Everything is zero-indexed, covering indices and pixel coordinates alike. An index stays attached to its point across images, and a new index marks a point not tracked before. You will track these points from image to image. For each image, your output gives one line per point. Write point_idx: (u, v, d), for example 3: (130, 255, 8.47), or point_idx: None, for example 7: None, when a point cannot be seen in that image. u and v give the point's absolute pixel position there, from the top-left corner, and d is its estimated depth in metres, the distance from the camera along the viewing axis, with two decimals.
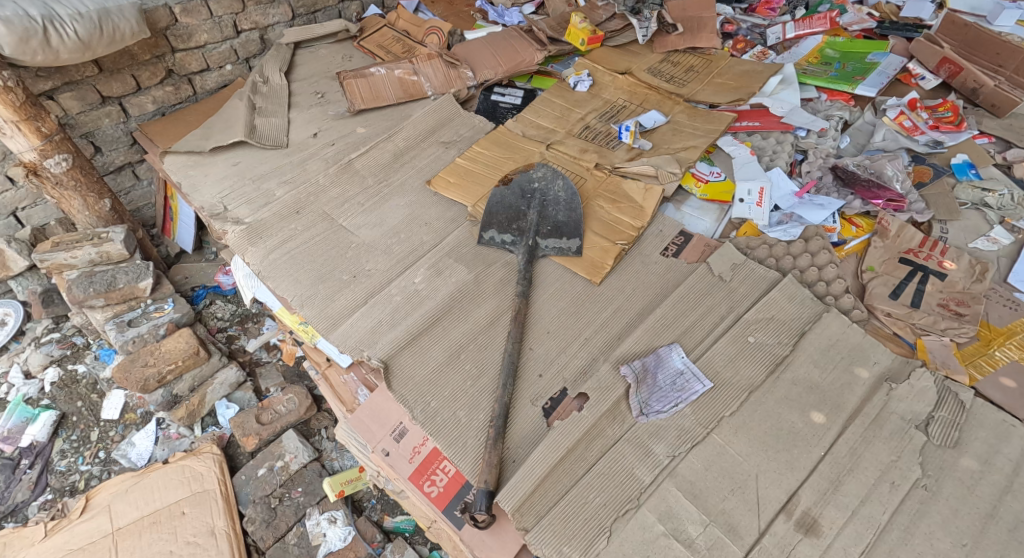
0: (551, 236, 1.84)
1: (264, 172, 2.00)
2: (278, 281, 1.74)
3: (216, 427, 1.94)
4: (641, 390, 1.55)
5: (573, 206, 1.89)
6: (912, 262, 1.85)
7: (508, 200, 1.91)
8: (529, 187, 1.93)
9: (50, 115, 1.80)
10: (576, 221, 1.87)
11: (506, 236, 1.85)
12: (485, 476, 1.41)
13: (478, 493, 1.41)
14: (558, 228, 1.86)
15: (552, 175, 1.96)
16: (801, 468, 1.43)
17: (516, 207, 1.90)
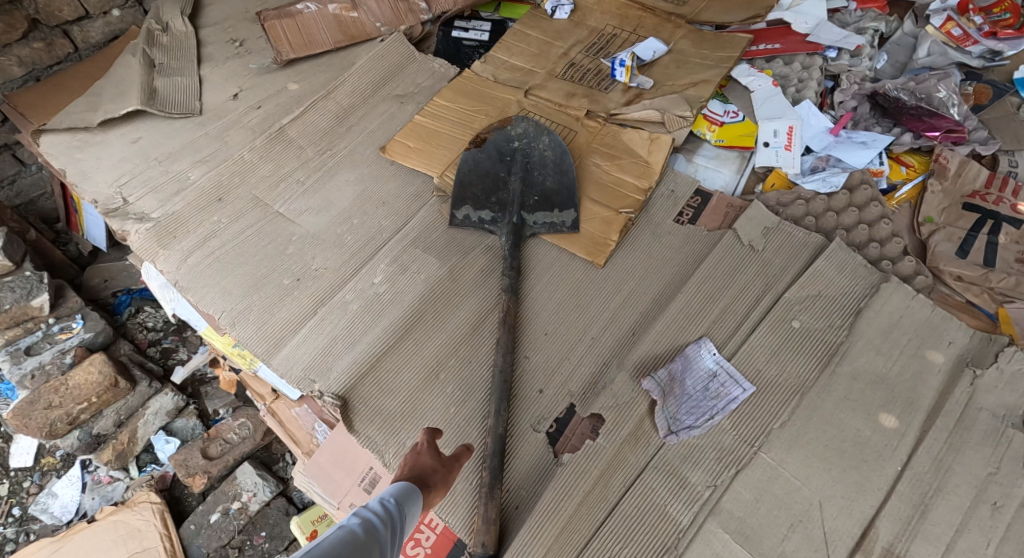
0: (539, 206, 1.49)
1: (171, 150, 1.59)
2: (201, 292, 1.35)
3: (156, 465, 1.61)
4: (668, 403, 1.25)
5: (563, 169, 1.52)
6: (979, 208, 1.51)
7: (483, 166, 1.53)
8: (507, 150, 1.55)
9: None
10: (571, 185, 1.51)
11: (482, 213, 1.48)
12: (483, 535, 1.11)
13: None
14: (545, 197, 1.50)
15: (536, 131, 1.56)
16: (874, 491, 1.15)
17: (492, 174, 1.52)
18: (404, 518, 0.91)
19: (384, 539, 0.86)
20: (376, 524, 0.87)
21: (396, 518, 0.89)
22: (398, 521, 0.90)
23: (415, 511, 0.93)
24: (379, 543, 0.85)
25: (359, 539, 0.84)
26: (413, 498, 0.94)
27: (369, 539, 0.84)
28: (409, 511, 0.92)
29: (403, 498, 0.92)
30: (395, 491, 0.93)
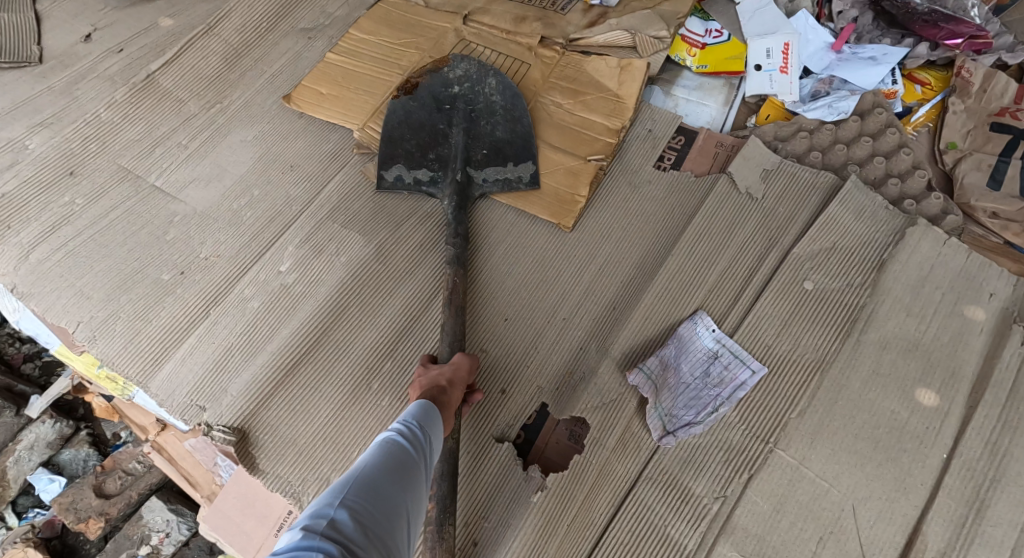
0: (487, 159, 1.19)
1: (1, 112, 1.23)
2: (49, 299, 1.07)
3: (40, 511, 1.33)
4: (661, 398, 1.01)
5: (515, 116, 1.22)
6: (1011, 130, 1.26)
7: (408, 124, 1.20)
8: (444, 100, 1.22)
9: None
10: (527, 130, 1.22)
11: (413, 178, 1.18)
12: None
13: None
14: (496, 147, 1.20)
15: (481, 72, 1.25)
16: (917, 488, 0.93)
17: (426, 127, 1.20)
18: (431, 436, 0.81)
19: (416, 459, 0.77)
20: (403, 445, 0.77)
21: (423, 436, 0.79)
22: (428, 440, 0.80)
23: (440, 425, 0.84)
24: (412, 463, 0.76)
25: (391, 463, 0.74)
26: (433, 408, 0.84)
27: (403, 457, 0.76)
28: (437, 429, 0.83)
29: (424, 412, 0.82)
30: (414, 409, 0.83)
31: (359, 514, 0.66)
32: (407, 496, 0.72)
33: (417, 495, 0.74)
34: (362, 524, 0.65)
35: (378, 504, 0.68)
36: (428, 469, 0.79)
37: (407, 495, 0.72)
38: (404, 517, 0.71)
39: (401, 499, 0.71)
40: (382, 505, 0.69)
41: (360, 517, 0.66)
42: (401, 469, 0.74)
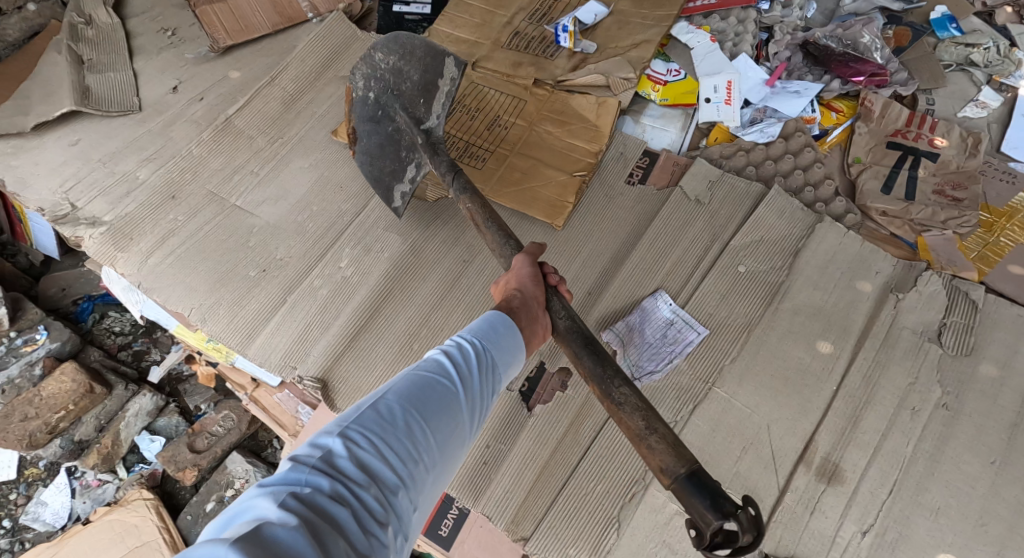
0: (427, 103, 1.45)
1: (114, 150, 1.57)
2: (167, 292, 1.41)
3: (144, 464, 1.68)
4: (629, 352, 1.37)
5: (411, 59, 1.44)
6: (901, 146, 1.61)
7: (375, 142, 1.48)
8: (372, 109, 1.47)
9: None
10: (424, 45, 1.43)
11: (407, 181, 1.46)
12: (659, 458, 0.92)
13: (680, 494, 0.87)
14: (423, 89, 1.44)
15: (371, 64, 1.46)
16: (814, 410, 1.28)
17: (378, 127, 1.47)
18: (450, 370, 0.90)
19: (430, 390, 0.86)
20: (417, 381, 0.86)
21: (440, 371, 0.89)
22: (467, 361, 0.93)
23: (514, 326, 1.01)
24: (424, 395, 0.85)
25: (403, 396, 0.83)
26: (508, 315, 1.03)
27: (436, 377, 0.88)
28: (494, 342, 0.96)
29: (486, 326, 0.99)
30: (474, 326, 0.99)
31: (363, 429, 0.78)
32: (428, 412, 0.84)
33: (446, 411, 0.85)
34: (366, 439, 0.77)
35: (385, 421, 0.80)
36: (452, 397, 0.88)
37: (418, 423, 0.82)
38: (420, 433, 0.82)
39: (415, 416, 0.82)
40: (390, 427, 0.79)
41: (363, 433, 0.78)
42: (412, 401, 0.84)
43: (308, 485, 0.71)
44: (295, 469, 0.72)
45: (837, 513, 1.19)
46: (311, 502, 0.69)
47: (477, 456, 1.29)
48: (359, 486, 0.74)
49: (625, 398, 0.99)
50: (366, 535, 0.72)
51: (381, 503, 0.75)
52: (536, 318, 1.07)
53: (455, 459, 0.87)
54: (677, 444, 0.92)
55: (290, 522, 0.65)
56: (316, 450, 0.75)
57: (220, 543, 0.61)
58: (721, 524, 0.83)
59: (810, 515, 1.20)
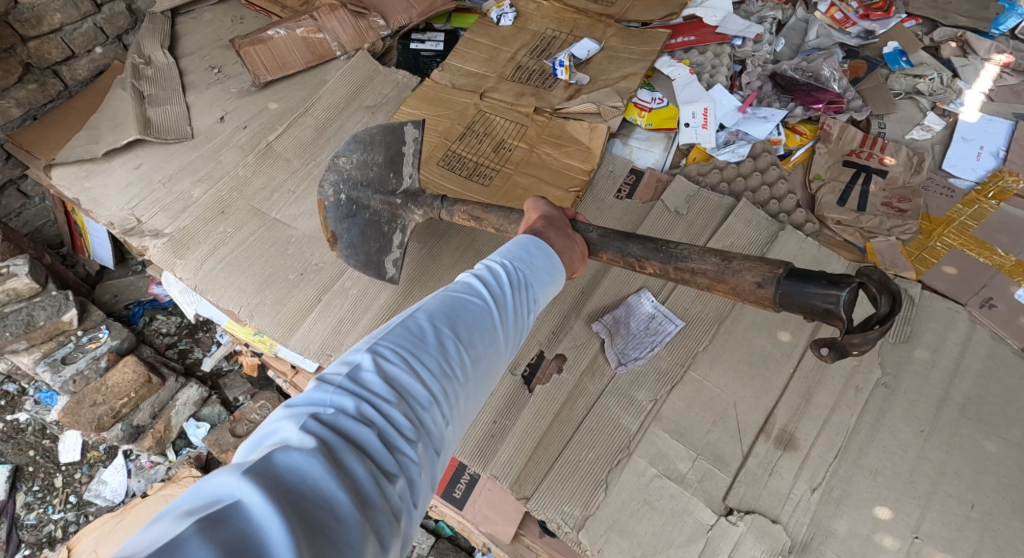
0: (397, 175, 1.63)
1: (173, 172, 1.84)
2: (219, 293, 1.65)
3: (191, 448, 1.92)
4: (616, 341, 1.59)
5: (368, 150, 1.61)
6: (855, 164, 1.87)
7: (355, 232, 1.61)
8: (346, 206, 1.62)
9: None
10: (376, 131, 1.62)
11: (395, 248, 1.62)
12: (749, 276, 1.14)
13: (796, 290, 1.07)
14: (389, 165, 1.62)
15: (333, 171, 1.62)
16: (774, 389, 1.51)
17: (356, 219, 1.61)
18: (479, 296, 1.03)
19: (460, 313, 0.98)
20: (447, 305, 0.99)
21: (469, 295, 1.02)
22: (481, 290, 1.04)
23: (547, 243, 1.18)
24: (450, 318, 0.97)
25: (432, 319, 0.95)
26: (535, 236, 1.19)
27: (450, 305, 0.99)
28: (535, 264, 1.12)
29: (519, 249, 1.13)
30: (505, 251, 1.13)
31: (378, 358, 0.88)
32: (441, 338, 0.94)
33: (475, 329, 0.97)
34: (379, 366, 0.87)
35: (400, 350, 0.90)
36: (485, 315, 1.00)
37: (449, 342, 0.94)
38: (436, 358, 0.91)
39: (429, 344, 0.92)
40: (417, 347, 0.91)
41: (380, 360, 0.87)
42: (446, 320, 0.96)
43: (328, 409, 0.81)
44: (315, 396, 0.82)
45: (791, 474, 1.42)
46: (339, 419, 0.80)
47: (486, 429, 1.51)
48: (376, 406, 0.83)
49: (690, 252, 1.22)
50: (387, 450, 0.81)
51: (401, 420, 0.84)
52: (564, 232, 1.25)
53: (478, 377, 0.97)
54: (760, 260, 1.14)
55: (305, 444, 0.74)
56: (333, 380, 0.85)
57: (237, 468, 0.70)
58: (851, 293, 1.02)
59: (769, 475, 1.42)
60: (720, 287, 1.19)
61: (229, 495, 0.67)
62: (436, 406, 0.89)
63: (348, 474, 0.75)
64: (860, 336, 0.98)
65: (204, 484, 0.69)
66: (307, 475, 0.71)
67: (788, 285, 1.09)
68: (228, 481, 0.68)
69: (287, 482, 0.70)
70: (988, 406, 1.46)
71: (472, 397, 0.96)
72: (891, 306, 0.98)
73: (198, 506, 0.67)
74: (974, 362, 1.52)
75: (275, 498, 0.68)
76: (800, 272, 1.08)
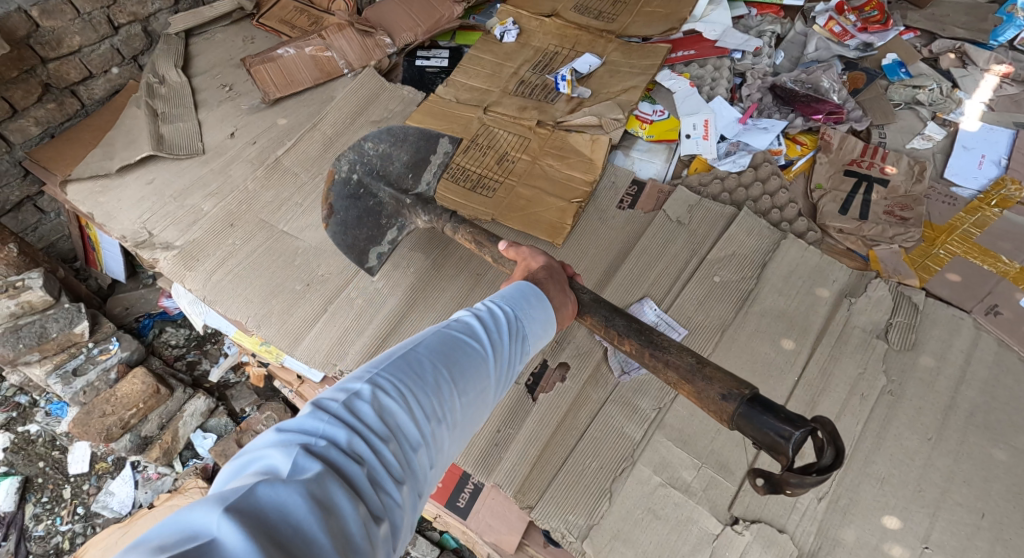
0: (414, 177, 1.79)
1: (183, 187, 1.88)
2: (228, 303, 1.67)
3: (197, 459, 1.92)
4: (619, 350, 1.59)
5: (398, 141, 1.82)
6: (856, 173, 1.89)
7: (353, 215, 1.73)
8: (353, 188, 1.74)
9: None
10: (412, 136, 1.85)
11: (385, 243, 1.72)
12: (716, 387, 1.17)
13: (753, 417, 1.10)
14: (413, 169, 1.80)
15: (358, 149, 1.78)
16: (778, 397, 1.50)
17: (357, 201, 1.74)
18: (476, 332, 1.05)
19: (457, 351, 1.01)
20: (445, 342, 1.01)
21: (468, 332, 1.05)
22: (479, 326, 1.07)
23: (543, 292, 1.20)
24: (448, 355, 1.00)
25: (429, 355, 0.98)
26: (534, 283, 1.22)
27: (449, 341, 1.02)
28: (530, 312, 1.14)
29: (518, 294, 1.16)
30: (508, 292, 1.16)
31: (375, 391, 0.90)
32: (438, 375, 0.97)
33: (471, 370, 1.00)
34: (375, 401, 0.89)
35: (397, 385, 0.92)
36: (480, 354, 1.03)
37: (445, 379, 0.97)
38: (431, 397, 0.94)
39: (425, 381, 0.95)
40: (415, 381, 0.94)
41: (376, 393, 0.90)
42: (442, 356, 0.99)
43: (320, 441, 0.83)
44: (308, 425, 0.84)
45: None
46: (330, 451, 0.82)
47: (490, 438, 1.51)
48: (368, 443, 0.86)
49: (670, 344, 1.27)
50: (374, 491, 0.83)
51: (391, 460, 0.87)
52: (563, 287, 1.28)
53: (468, 417, 1.00)
54: (732, 375, 1.18)
55: (291, 480, 0.77)
56: (329, 408, 0.87)
57: (221, 504, 0.72)
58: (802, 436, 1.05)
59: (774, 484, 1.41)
60: (686, 387, 1.22)
61: (206, 532, 0.70)
62: (425, 447, 0.92)
63: (334, 516, 0.77)
64: (796, 478, 1.03)
65: (182, 517, 0.72)
66: (290, 516, 0.74)
67: (746, 409, 1.12)
68: (208, 517, 0.71)
69: (267, 523, 0.73)
70: (996, 414, 1.45)
71: (459, 437, 1.00)
72: (835, 461, 1.02)
73: (175, 540, 0.70)
74: (980, 369, 1.51)
75: (252, 538, 0.71)
76: (761, 399, 1.11)
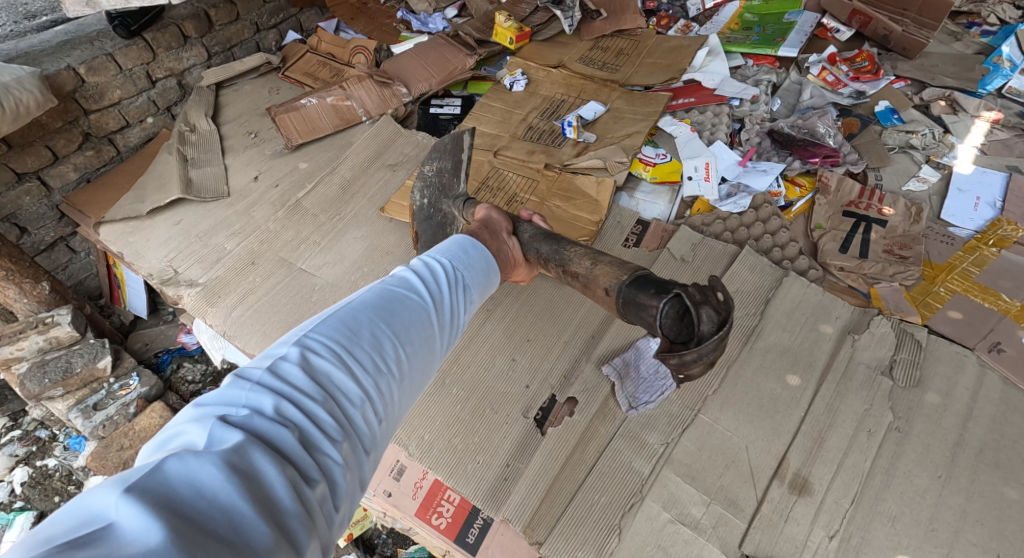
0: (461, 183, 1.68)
1: (209, 227, 1.95)
2: (247, 338, 1.71)
3: None
4: (626, 385, 1.62)
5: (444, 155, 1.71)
6: (854, 214, 1.95)
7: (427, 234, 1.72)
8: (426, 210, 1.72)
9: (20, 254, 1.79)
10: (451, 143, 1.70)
11: None
12: (604, 279, 1.28)
13: (632, 299, 1.19)
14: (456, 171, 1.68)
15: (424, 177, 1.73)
16: (786, 432, 1.52)
17: (429, 221, 1.72)
18: (414, 297, 1.08)
19: (394, 313, 1.03)
20: (381, 304, 1.04)
21: (405, 295, 1.07)
22: (411, 288, 1.09)
23: (480, 241, 1.32)
24: (385, 316, 1.02)
25: (360, 317, 1.00)
26: (474, 238, 1.32)
27: (383, 302, 1.04)
28: (467, 265, 1.22)
29: (456, 249, 1.24)
30: (441, 251, 1.22)
31: (302, 353, 0.91)
32: (370, 335, 0.98)
33: (408, 329, 1.03)
34: (302, 362, 0.91)
35: (329, 348, 0.94)
36: (420, 316, 1.06)
37: (381, 340, 0.99)
38: (365, 357, 0.96)
39: (357, 341, 0.96)
40: (348, 342, 0.96)
41: (307, 357, 0.91)
42: (377, 318, 1.01)
43: (241, 410, 0.83)
44: (229, 395, 0.85)
45: (807, 520, 1.42)
46: (256, 416, 0.83)
47: (499, 472, 1.53)
48: (298, 406, 0.87)
49: (575, 255, 1.38)
50: (307, 453, 0.84)
51: (325, 420, 0.88)
52: (498, 233, 1.40)
53: (409, 375, 1.02)
54: (616, 268, 1.28)
55: (205, 452, 0.76)
56: (251, 376, 0.88)
57: (123, 484, 0.72)
58: (672, 302, 1.12)
59: (784, 522, 1.42)
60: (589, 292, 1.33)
61: (105, 517, 0.70)
62: (364, 406, 0.93)
63: (256, 479, 0.77)
64: (677, 354, 1.07)
65: (84, 502, 0.71)
66: (203, 486, 0.74)
67: (628, 294, 1.20)
68: (107, 500, 0.71)
69: (176, 496, 0.73)
70: (1005, 452, 1.46)
71: (404, 393, 1.02)
72: (718, 323, 1.06)
73: (72, 527, 0.69)
74: (987, 406, 1.52)
75: (156, 516, 0.70)
76: (639, 280, 1.20)
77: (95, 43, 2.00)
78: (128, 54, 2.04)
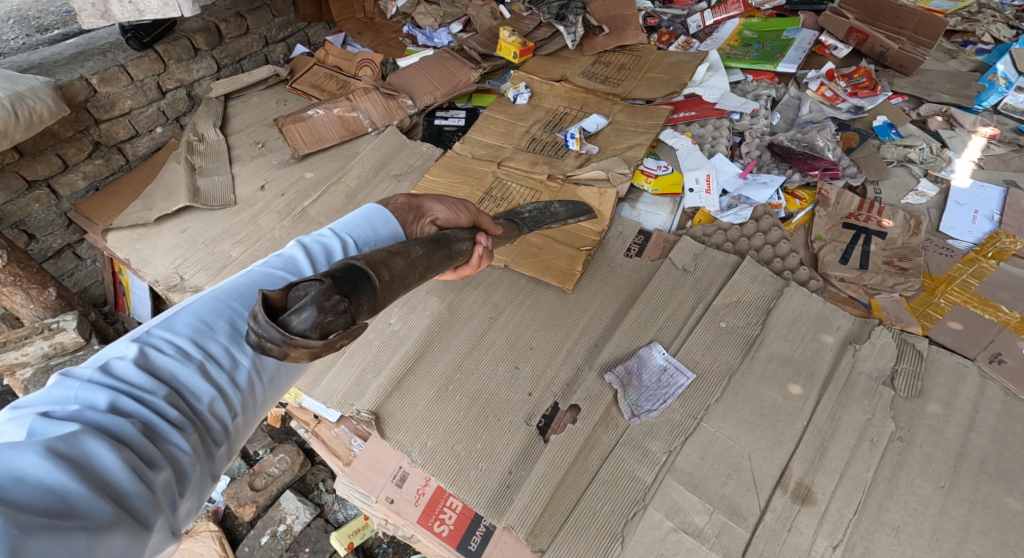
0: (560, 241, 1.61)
1: (215, 235, 1.97)
2: None
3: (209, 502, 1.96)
4: (628, 393, 1.62)
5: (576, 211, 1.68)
6: (854, 226, 1.98)
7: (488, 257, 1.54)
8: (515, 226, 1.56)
9: (27, 261, 1.81)
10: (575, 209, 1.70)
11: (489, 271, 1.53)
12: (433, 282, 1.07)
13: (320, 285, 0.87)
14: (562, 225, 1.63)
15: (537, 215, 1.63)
16: (788, 441, 1.52)
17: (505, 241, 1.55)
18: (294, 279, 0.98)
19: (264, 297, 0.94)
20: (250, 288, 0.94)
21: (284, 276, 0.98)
22: (294, 267, 0.99)
23: (392, 215, 1.16)
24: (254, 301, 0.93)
25: (221, 304, 0.90)
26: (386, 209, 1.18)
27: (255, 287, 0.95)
28: (375, 237, 1.11)
29: (358, 220, 1.12)
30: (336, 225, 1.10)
31: (147, 345, 0.82)
32: (234, 325, 0.89)
33: None
34: (150, 354, 0.81)
35: (181, 340, 0.85)
36: None
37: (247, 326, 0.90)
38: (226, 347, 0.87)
39: (220, 331, 0.88)
40: (205, 330, 0.87)
41: (152, 349, 0.82)
42: (242, 304, 0.92)
43: (69, 406, 0.74)
44: (56, 394, 0.75)
45: (811, 530, 1.41)
46: (90, 408, 0.74)
47: (501, 480, 1.52)
48: (138, 399, 0.78)
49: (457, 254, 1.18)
50: (149, 442, 0.75)
51: (173, 411, 0.79)
52: (423, 217, 1.23)
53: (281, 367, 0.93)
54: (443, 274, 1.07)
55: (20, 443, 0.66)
56: (84, 373, 0.78)
57: None
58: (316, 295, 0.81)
59: (788, 531, 1.41)
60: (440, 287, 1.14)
61: None
62: (222, 395, 0.85)
63: (88, 465, 0.69)
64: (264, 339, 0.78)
65: None
66: (25, 474, 0.65)
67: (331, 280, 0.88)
68: None
69: None
70: (1008, 462, 1.46)
71: (275, 386, 0.93)
72: (306, 335, 0.76)
73: None
74: (988, 417, 1.53)
75: None
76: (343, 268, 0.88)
77: (108, 55, 2.04)
78: (139, 65, 2.08)
